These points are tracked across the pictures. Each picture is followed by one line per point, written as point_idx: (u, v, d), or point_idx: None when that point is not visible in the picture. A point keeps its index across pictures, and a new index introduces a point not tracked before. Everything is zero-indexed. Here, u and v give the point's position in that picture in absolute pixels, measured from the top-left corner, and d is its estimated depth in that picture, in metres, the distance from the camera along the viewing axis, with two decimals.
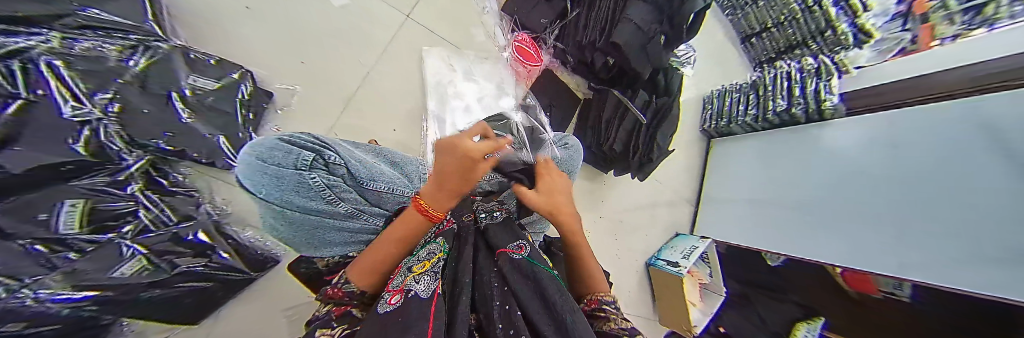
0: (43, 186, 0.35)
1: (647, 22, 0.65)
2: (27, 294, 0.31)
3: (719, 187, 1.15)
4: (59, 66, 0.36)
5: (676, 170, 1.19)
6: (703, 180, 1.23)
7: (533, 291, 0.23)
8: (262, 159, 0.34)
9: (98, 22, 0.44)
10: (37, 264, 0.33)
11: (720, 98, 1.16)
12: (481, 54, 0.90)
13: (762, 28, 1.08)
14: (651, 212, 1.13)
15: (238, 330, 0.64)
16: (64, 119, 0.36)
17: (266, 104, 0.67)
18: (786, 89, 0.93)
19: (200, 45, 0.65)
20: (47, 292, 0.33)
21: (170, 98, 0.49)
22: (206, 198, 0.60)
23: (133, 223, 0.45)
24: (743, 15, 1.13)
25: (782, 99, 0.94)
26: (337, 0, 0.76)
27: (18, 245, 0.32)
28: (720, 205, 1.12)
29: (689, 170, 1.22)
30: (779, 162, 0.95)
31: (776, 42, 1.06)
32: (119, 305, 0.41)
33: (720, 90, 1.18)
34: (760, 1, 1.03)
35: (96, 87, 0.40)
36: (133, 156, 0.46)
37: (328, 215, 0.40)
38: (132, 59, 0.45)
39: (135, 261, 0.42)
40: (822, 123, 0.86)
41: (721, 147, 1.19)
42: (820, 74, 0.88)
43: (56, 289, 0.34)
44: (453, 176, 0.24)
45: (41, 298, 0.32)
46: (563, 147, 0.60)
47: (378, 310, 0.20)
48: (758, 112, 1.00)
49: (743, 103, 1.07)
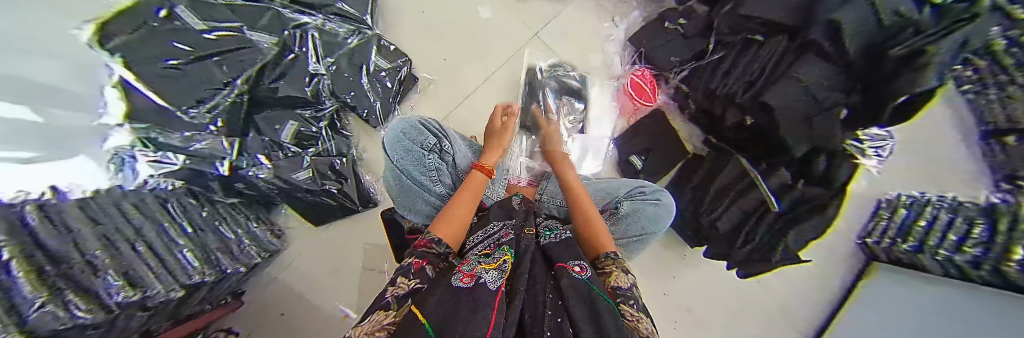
0: (280, 108, 0.59)
1: (827, 86, 0.50)
2: (251, 172, 0.53)
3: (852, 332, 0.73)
4: (315, 34, 0.61)
5: (791, 283, 0.87)
6: (837, 310, 0.82)
7: (585, 309, 0.24)
8: (406, 134, 0.49)
9: (344, 13, 0.69)
10: (264, 152, 0.55)
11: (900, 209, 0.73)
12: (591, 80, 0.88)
13: None
14: (734, 316, 0.88)
15: (332, 244, 0.84)
16: (309, 70, 0.60)
17: (411, 87, 0.84)
18: (1006, 239, 0.48)
19: (385, 34, 0.88)
20: (262, 174, 0.54)
21: (361, 69, 0.70)
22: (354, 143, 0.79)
23: (314, 148, 0.65)
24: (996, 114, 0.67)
25: (967, 247, 0.52)
26: (485, 14, 0.91)
27: (262, 139, 0.56)
28: None
29: (817, 289, 0.86)
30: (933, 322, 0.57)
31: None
32: (283, 193, 0.61)
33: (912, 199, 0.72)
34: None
35: (327, 53, 0.63)
36: (329, 102, 0.66)
37: (428, 191, 0.48)
38: (350, 39, 0.68)
39: (306, 172, 0.62)
40: (1005, 302, 0.46)
41: (885, 277, 0.74)
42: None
43: (265, 173, 0.55)
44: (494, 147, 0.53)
45: (258, 175, 0.54)
46: (651, 201, 0.54)
47: (455, 285, 0.27)
48: None
49: (955, 233, 0.56)
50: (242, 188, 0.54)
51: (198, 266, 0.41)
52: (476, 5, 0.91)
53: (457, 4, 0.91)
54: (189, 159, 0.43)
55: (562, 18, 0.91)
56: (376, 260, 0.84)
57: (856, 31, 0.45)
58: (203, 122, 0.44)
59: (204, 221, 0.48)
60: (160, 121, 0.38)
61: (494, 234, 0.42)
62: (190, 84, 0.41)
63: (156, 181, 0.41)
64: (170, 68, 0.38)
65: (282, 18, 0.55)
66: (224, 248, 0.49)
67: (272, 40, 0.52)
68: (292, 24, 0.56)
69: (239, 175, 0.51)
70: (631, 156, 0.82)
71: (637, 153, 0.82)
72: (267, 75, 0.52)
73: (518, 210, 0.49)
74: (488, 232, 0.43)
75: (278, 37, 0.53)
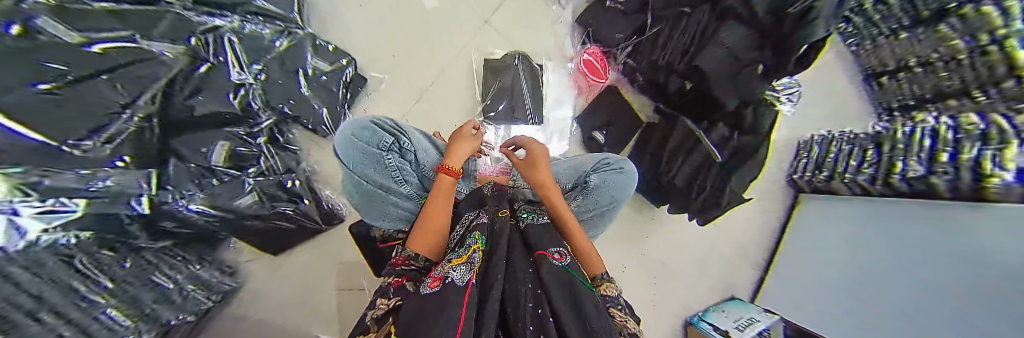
0: (206, 130, 0.55)
1: (744, 47, 0.53)
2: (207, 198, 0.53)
3: (789, 264, 0.86)
4: (233, 40, 0.55)
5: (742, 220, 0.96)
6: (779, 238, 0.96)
7: (577, 328, 0.28)
8: (355, 136, 0.55)
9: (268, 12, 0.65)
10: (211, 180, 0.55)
11: (823, 143, 0.84)
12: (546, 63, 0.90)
13: (898, 67, 0.75)
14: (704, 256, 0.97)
15: (303, 269, 0.82)
16: (231, 80, 0.55)
17: (361, 88, 0.83)
18: (889, 157, 0.64)
19: (324, 33, 0.83)
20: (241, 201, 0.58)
21: (298, 74, 0.69)
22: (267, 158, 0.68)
23: (254, 167, 0.64)
24: (873, 46, 0.80)
25: (865, 167, 0.67)
26: (429, 4, 0.87)
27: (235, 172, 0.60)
28: (787, 271, 0.86)
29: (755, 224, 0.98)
30: (858, 240, 0.65)
31: (921, 87, 0.68)
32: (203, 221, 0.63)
33: (826, 135, 0.85)
34: (905, 33, 0.68)
35: (253, 60, 0.59)
36: (266, 115, 0.66)
37: (394, 192, 0.56)
38: (278, 41, 0.65)
39: (250, 196, 0.60)
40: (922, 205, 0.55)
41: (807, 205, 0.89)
42: (911, 141, 0.61)
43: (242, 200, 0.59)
44: (457, 147, 0.63)
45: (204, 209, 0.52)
46: (616, 170, 0.62)
47: (425, 290, 0.35)
48: (830, 174, 0.77)
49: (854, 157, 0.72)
50: (172, 231, 0.53)
51: (132, 324, 0.40)
52: None
53: None
54: (95, 203, 0.37)
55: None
56: (350, 279, 0.83)
57: None
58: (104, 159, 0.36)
59: (127, 272, 0.46)
60: (43, 162, 0.29)
61: (467, 223, 0.52)
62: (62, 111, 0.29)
63: (48, 238, 0.34)
64: (45, 95, 0.27)
65: None
66: (156, 300, 0.48)
67: (177, 48, 0.44)
68: (205, 29, 0.50)
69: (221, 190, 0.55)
70: (592, 133, 0.86)
71: (599, 129, 0.86)
72: (178, 91, 0.46)
73: (492, 196, 0.60)
74: (463, 227, 0.52)
75: (184, 46, 0.46)
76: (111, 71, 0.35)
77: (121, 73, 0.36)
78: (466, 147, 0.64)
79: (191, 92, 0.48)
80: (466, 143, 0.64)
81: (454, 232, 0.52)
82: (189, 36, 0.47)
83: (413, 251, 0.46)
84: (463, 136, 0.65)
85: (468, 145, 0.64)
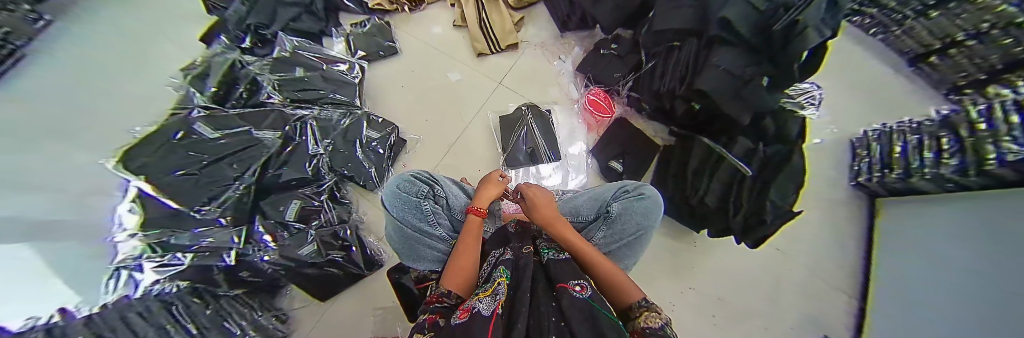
0: (282, 193, 0.70)
1: (741, 65, 0.55)
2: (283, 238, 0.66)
3: (891, 284, 0.70)
4: (312, 123, 0.77)
5: (804, 239, 0.84)
6: (869, 254, 0.80)
7: None
8: (399, 187, 0.63)
9: (340, 101, 0.87)
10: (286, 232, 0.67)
11: (880, 141, 0.75)
12: (557, 107, 0.99)
13: (947, 43, 0.68)
14: (772, 286, 0.83)
15: (344, 318, 0.85)
16: (309, 152, 0.74)
17: (403, 149, 0.98)
18: (972, 141, 0.52)
19: (375, 109, 1.04)
20: (305, 252, 0.67)
21: (355, 143, 0.85)
22: (327, 213, 0.78)
23: (318, 220, 0.74)
24: (910, 32, 0.76)
25: (946, 157, 0.57)
26: (455, 76, 1.06)
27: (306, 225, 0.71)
28: (893, 299, 0.68)
29: (832, 239, 0.84)
30: (963, 243, 0.53)
31: (985, 58, 0.60)
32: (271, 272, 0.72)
33: (881, 129, 0.77)
34: (933, 11, 0.67)
35: (324, 134, 0.79)
36: (330, 176, 0.81)
37: (430, 235, 0.60)
38: (344, 120, 0.85)
39: (310, 248, 0.68)
40: (1012, 187, 0.46)
41: (894, 209, 0.76)
42: (992, 120, 0.50)
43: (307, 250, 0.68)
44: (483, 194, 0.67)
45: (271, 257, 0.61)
46: (636, 196, 0.62)
47: (453, 322, 0.35)
48: (904, 172, 0.67)
49: (928, 150, 0.61)
50: (251, 278, 0.64)
51: None
52: (447, 72, 1.07)
53: (434, 71, 1.07)
54: (198, 256, 0.51)
55: (525, 57, 1.05)
56: (387, 327, 0.84)
57: (741, 21, 0.51)
58: (213, 216, 0.54)
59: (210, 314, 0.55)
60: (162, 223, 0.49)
61: (495, 260, 0.53)
62: (196, 186, 0.52)
63: (159, 286, 0.47)
64: (180, 176, 0.51)
65: (287, 115, 0.72)
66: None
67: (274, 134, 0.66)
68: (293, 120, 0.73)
69: (290, 243, 0.66)
70: (610, 162, 0.89)
71: (615, 158, 0.89)
72: (271, 165, 0.67)
73: (515, 234, 0.61)
74: (489, 264, 0.53)
75: (278, 131, 0.67)
76: (222, 157, 0.57)
77: (231, 157, 0.58)
78: (494, 190, 0.69)
79: (279, 165, 0.69)
80: (491, 187, 0.69)
81: (483, 270, 0.52)
82: (286, 125, 0.70)
83: (445, 287, 0.46)
84: (489, 182, 0.70)
85: (493, 188, 0.69)
